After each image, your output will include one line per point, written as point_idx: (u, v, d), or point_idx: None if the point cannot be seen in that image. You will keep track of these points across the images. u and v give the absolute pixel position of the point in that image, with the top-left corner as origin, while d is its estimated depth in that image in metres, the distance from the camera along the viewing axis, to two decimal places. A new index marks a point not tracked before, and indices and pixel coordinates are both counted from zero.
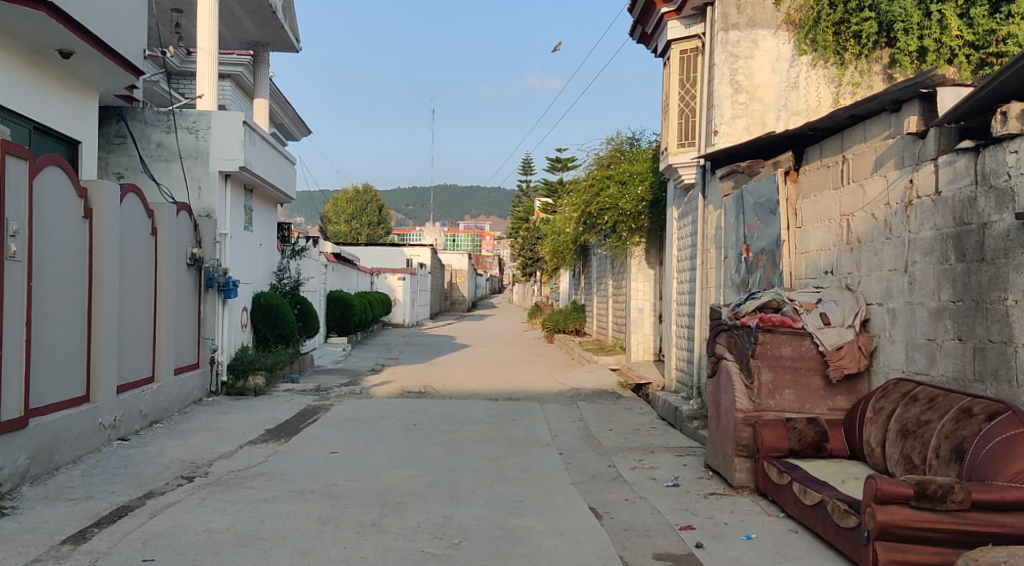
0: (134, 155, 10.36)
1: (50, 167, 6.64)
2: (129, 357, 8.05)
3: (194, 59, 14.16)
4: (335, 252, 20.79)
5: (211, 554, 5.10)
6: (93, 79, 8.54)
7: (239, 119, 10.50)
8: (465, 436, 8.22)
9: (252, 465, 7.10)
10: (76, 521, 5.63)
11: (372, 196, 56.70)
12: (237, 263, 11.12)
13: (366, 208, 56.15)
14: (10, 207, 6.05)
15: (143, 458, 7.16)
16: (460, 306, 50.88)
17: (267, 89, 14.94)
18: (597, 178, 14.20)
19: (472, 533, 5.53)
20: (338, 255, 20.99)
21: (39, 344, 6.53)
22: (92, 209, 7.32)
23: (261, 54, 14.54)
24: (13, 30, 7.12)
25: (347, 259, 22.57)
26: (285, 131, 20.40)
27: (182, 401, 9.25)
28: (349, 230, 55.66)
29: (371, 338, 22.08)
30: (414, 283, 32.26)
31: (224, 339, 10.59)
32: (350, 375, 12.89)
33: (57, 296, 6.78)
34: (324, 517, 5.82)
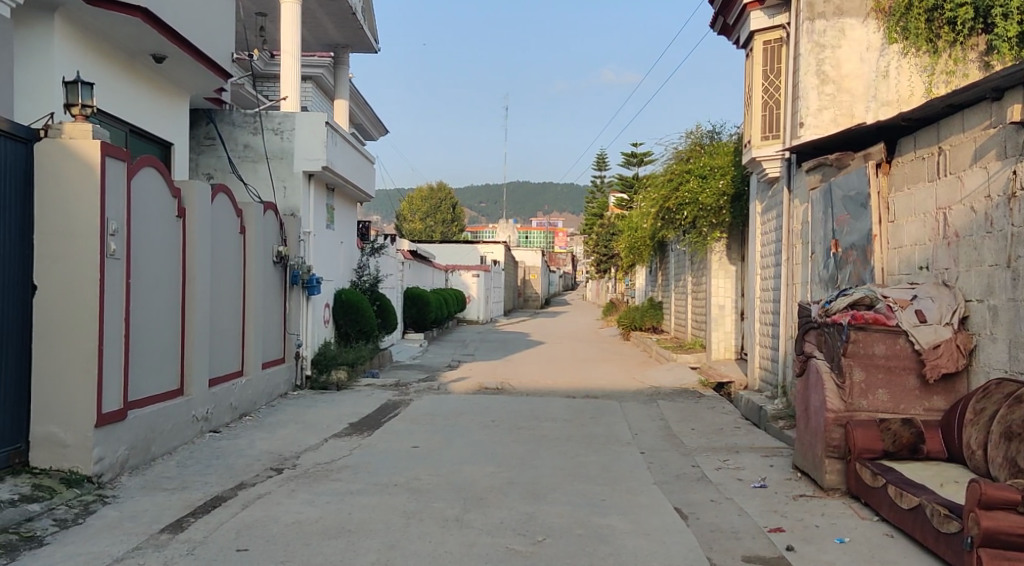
0: (223, 156, 10.72)
1: (147, 168, 6.88)
2: (220, 351, 8.29)
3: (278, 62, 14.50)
4: (411, 249, 21.06)
5: (301, 545, 5.20)
6: (184, 82, 8.80)
7: (321, 119, 10.70)
8: (545, 433, 8.20)
9: (337, 458, 7.23)
10: (173, 510, 5.82)
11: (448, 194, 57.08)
12: (320, 261, 11.35)
13: (439, 207, 56.66)
14: (110, 207, 6.30)
15: (234, 450, 7.36)
16: (534, 303, 51.02)
17: (347, 89, 15.20)
18: (676, 172, 14.02)
19: (556, 531, 5.50)
20: (414, 252, 21.26)
21: (137, 339, 6.77)
22: (186, 209, 7.55)
23: (342, 56, 14.84)
24: (111, 37, 7.40)
25: (423, 256, 22.89)
26: (363, 131, 20.73)
27: (270, 395, 9.50)
28: (423, 229, 56.33)
29: (447, 335, 22.29)
30: (489, 281, 32.33)
31: (309, 335, 10.82)
32: (429, 371, 13.04)
33: (154, 293, 7.03)
34: (409, 510, 5.88)
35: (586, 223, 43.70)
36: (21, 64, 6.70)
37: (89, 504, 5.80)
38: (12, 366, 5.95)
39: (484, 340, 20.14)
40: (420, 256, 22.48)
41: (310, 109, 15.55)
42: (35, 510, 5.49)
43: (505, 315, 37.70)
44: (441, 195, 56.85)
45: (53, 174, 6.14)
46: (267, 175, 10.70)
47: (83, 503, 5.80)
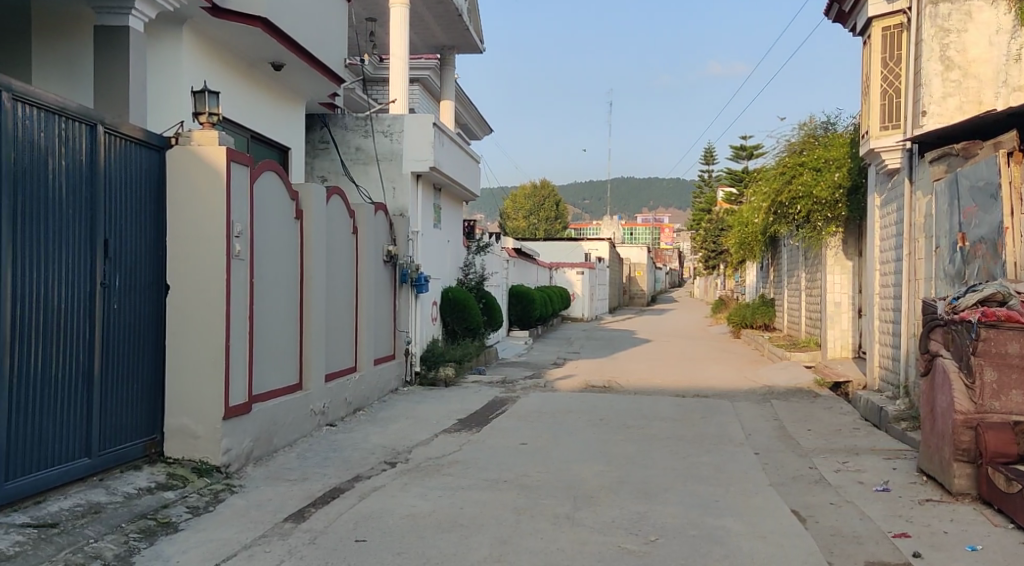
0: (336, 159, 11.12)
1: (268, 173, 7.19)
2: (336, 347, 8.57)
3: (387, 66, 14.88)
4: (516, 247, 21.25)
5: (416, 538, 5.32)
6: (300, 88, 9.13)
7: (429, 120, 10.89)
8: (656, 432, 8.12)
9: (448, 453, 7.36)
10: (295, 500, 6.06)
11: (552, 191, 57.36)
12: (428, 260, 11.59)
13: (543, 204, 56.91)
14: (235, 210, 6.62)
15: (350, 444, 7.60)
16: (640, 301, 50.63)
17: (453, 90, 15.48)
18: (788, 165, 13.67)
19: (668, 531, 5.45)
20: (519, 250, 21.43)
21: (261, 335, 7.09)
22: (303, 211, 7.84)
23: (450, 58, 15.11)
24: (234, 47, 7.76)
25: (529, 254, 23.09)
26: (468, 131, 21.06)
27: (382, 390, 9.77)
28: (527, 227, 56.74)
29: (553, 332, 22.37)
30: (594, 279, 32.27)
31: (418, 332, 11.06)
32: (536, 368, 13.12)
33: (275, 292, 7.33)
34: (520, 507, 5.93)
35: (693, 219, 42.96)
36: (153, 75, 7.11)
37: (218, 493, 6.11)
38: (148, 362, 6.32)
39: (591, 338, 20.09)
40: (525, 255, 22.71)
41: (418, 111, 15.89)
42: (170, 497, 5.82)
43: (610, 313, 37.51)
44: (544, 193, 57.09)
45: (183, 179, 6.48)
46: (378, 177, 10.98)
47: (213, 492, 6.11)
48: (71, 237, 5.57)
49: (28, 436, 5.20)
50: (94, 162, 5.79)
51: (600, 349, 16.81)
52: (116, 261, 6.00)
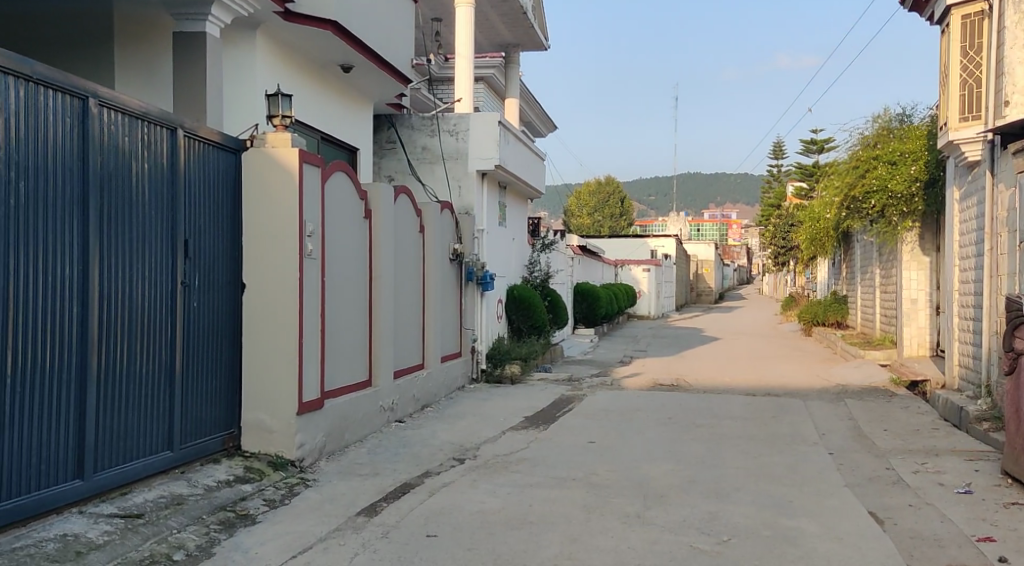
0: (403, 158, 11.25)
1: (338, 173, 7.32)
2: (404, 344, 8.68)
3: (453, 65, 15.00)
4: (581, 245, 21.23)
5: (486, 534, 5.36)
6: (368, 89, 9.27)
7: (495, 118, 10.94)
8: (726, 431, 8.03)
9: (516, 451, 7.40)
10: (367, 495, 6.17)
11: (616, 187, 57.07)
12: (493, 258, 11.66)
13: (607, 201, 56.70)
14: (307, 210, 6.75)
15: (419, 440, 7.70)
16: (707, 298, 50.00)
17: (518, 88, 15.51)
18: (862, 159, 13.35)
19: (741, 531, 5.37)
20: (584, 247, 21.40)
21: (332, 333, 7.23)
22: (372, 211, 7.96)
23: (514, 56, 15.17)
24: (305, 51, 7.92)
25: (594, 252, 23.04)
26: (532, 129, 21.10)
27: (449, 387, 9.86)
28: (591, 224, 56.63)
29: (619, 330, 22.27)
30: (659, 276, 32.01)
31: (483, 330, 11.14)
32: (602, 367, 13.08)
33: (345, 290, 7.46)
34: (589, 505, 5.92)
35: (761, 214, 42.22)
36: (229, 80, 7.31)
37: (293, 486, 6.26)
38: (225, 358, 6.51)
39: (657, 336, 19.94)
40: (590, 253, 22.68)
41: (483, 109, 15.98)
42: (247, 490, 5.99)
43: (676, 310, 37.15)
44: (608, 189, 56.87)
45: (257, 181, 6.66)
46: (444, 176, 11.09)
47: (288, 486, 6.27)
48: (154, 238, 5.77)
49: (115, 430, 5.41)
50: (175, 165, 5.98)
51: (667, 347, 16.66)
52: (196, 261, 6.19)
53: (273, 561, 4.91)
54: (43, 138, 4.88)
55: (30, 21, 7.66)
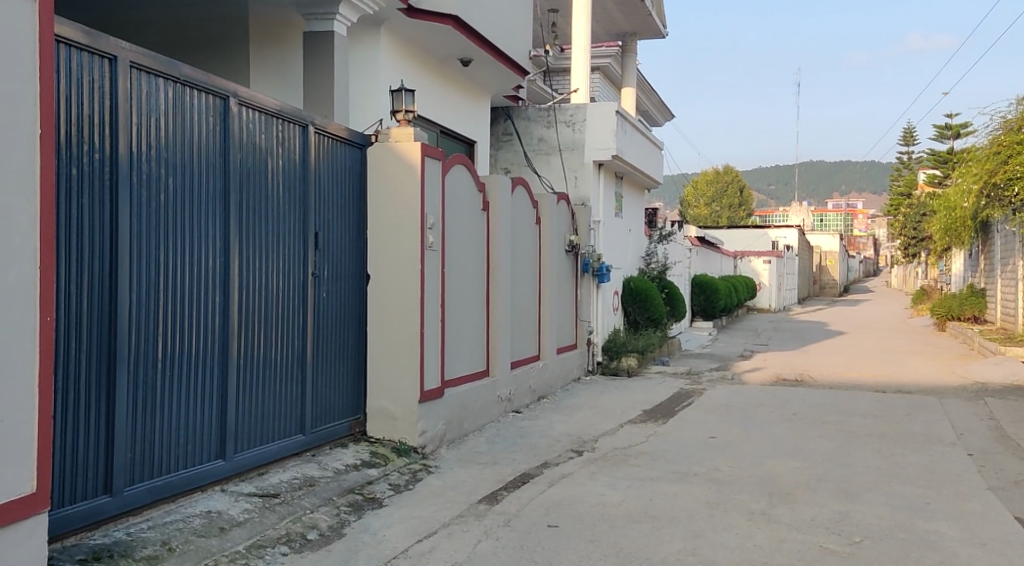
0: (520, 150, 11.30)
1: (458, 166, 7.43)
2: (521, 336, 8.76)
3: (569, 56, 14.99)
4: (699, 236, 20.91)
5: (608, 526, 5.35)
6: (486, 82, 9.37)
7: (612, 108, 10.87)
8: (855, 429, 7.73)
9: (635, 444, 7.35)
10: (488, 483, 6.26)
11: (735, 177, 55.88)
12: (609, 249, 11.59)
13: (726, 191, 55.69)
14: (429, 203, 6.89)
15: (537, 430, 7.76)
16: (832, 290, 48.34)
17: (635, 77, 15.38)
18: (1004, 143, 12.59)
19: (875, 533, 5.18)
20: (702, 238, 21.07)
21: (452, 322, 7.36)
22: (490, 203, 8.06)
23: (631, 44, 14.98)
24: (427, 46, 8.06)
25: (712, 243, 22.65)
26: (648, 118, 20.89)
27: (565, 379, 9.90)
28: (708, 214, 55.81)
29: (738, 323, 21.80)
30: (780, 268, 31.12)
31: (600, 322, 11.13)
32: (722, 360, 12.82)
33: (465, 281, 7.59)
34: (712, 501, 5.83)
35: (888, 203, 40.33)
36: (355, 75, 7.52)
37: (416, 472, 6.42)
38: (352, 346, 6.73)
39: (778, 329, 19.40)
40: (709, 244, 22.30)
41: (599, 99, 15.93)
42: (374, 474, 6.18)
43: (797, 303, 36.02)
44: (728, 178, 55.76)
45: (381, 174, 6.84)
46: (560, 167, 11.10)
47: (412, 471, 6.44)
48: (288, 230, 6.03)
49: (253, 413, 5.69)
50: (307, 160, 6.22)
51: (790, 341, 16.20)
52: (325, 252, 6.43)
53: (400, 543, 5.05)
54: (189, 136, 5.16)
55: (177, 26, 8.14)
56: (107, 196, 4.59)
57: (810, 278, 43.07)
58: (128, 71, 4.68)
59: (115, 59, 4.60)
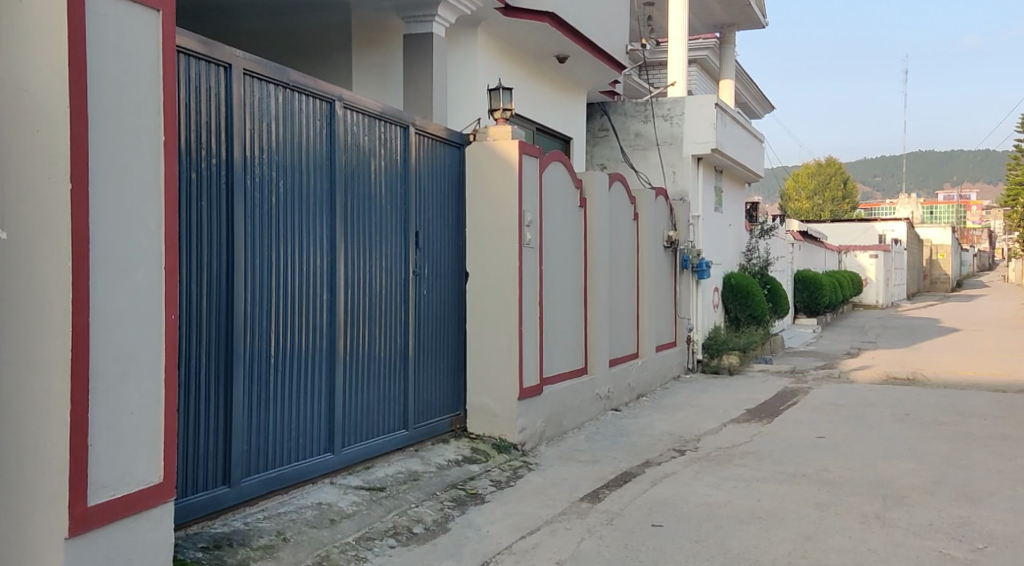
0: (616, 146, 11.26)
1: (555, 163, 7.43)
2: (620, 333, 8.70)
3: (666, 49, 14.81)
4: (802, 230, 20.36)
5: (714, 527, 5.26)
6: (581, 78, 9.36)
7: (712, 100, 10.68)
8: (974, 430, 7.39)
9: (739, 443, 7.21)
10: (590, 481, 6.24)
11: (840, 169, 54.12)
12: (709, 244, 11.41)
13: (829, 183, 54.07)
14: (526, 200, 6.92)
15: (637, 429, 7.69)
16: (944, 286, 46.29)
17: (734, 69, 15.08)
18: None
19: (1000, 539, 4.93)
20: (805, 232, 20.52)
21: (550, 320, 7.37)
22: (588, 199, 8.04)
23: (729, 35, 14.69)
24: (523, 43, 8.10)
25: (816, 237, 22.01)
26: (747, 110, 20.46)
27: (664, 377, 9.78)
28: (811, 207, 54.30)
29: (844, 319, 21.11)
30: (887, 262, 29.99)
31: (700, 319, 10.97)
32: (827, 359, 12.45)
33: (563, 278, 7.59)
34: (822, 503, 5.66)
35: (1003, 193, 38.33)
36: (454, 75, 7.62)
37: (517, 469, 6.45)
38: (452, 343, 6.82)
39: (887, 326, 18.70)
40: (812, 238, 21.68)
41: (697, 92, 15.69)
42: (475, 470, 6.24)
43: (904, 298, 34.60)
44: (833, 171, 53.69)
45: (481, 173, 6.91)
46: (658, 162, 10.99)
47: (513, 468, 6.47)
48: (390, 229, 6.15)
49: (359, 408, 5.83)
50: (408, 159, 6.32)
51: (900, 338, 15.59)
52: (426, 250, 6.53)
53: (504, 539, 5.08)
54: (297, 139, 5.32)
55: (283, 32, 8.40)
56: (224, 197, 4.77)
57: (919, 273, 41.27)
58: (241, 78, 4.86)
59: (229, 67, 4.78)
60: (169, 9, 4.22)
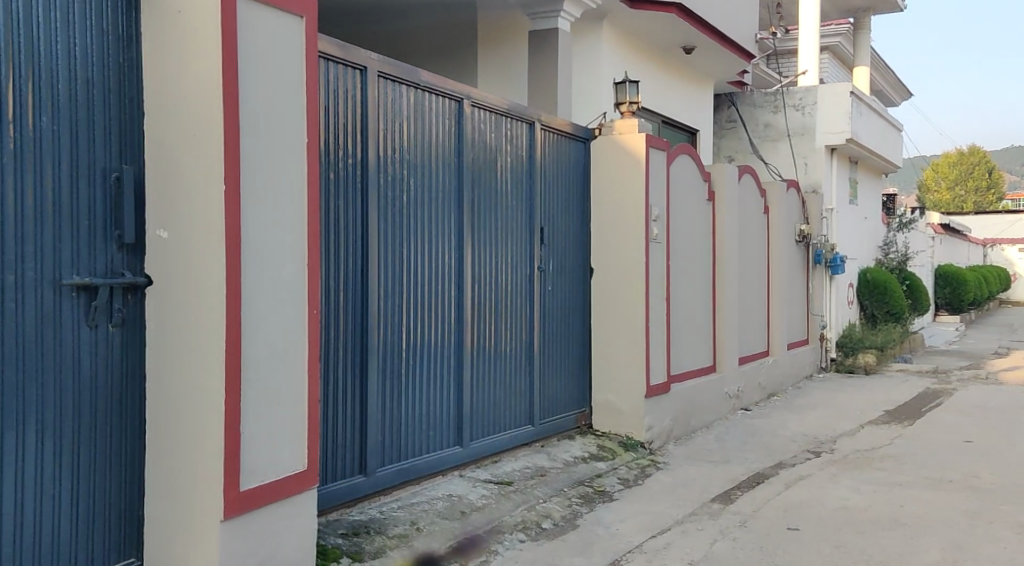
0: (744, 137, 11.36)
1: (683, 156, 7.32)
2: (749, 330, 8.49)
3: (795, 37, 14.38)
4: (942, 223, 19.38)
5: (855, 532, 5.05)
6: (707, 68, 9.20)
7: (846, 89, 10.67)
8: None
9: (879, 446, 6.90)
10: (721, 481, 6.11)
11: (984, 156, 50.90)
12: (844, 236, 11.37)
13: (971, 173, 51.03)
14: (654, 194, 6.83)
15: (769, 429, 7.49)
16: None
17: (869, 55, 14.50)
18: None
19: None
20: (945, 226, 19.50)
21: (678, 317, 7.26)
22: (716, 193, 7.89)
23: (863, 20, 14.13)
24: (650, 36, 8.03)
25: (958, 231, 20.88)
26: (881, 98, 19.61)
27: (795, 376, 9.48)
28: (951, 198, 51.40)
29: (989, 317, 19.92)
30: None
31: (833, 316, 10.65)
32: (973, 358, 11.77)
33: (691, 274, 7.46)
34: (973, 511, 5.34)
35: None
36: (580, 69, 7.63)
37: (645, 468, 6.38)
38: (578, 339, 6.81)
39: None
40: (954, 232, 20.57)
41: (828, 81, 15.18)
42: (602, 468, 6.21)
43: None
44: (975, 159, 50.77)
45: (607, 168, 6.87)
46: (789, 153, 11.04)
47: (641, 466, 6.40)
48: (516, 225, 6.20)
49: (486, 402, 5.91)
50: (534, 155, 6.35)
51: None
52: (551, 246, 6.55)
53: (635, 538, 5.04)
54: (428, 138, 5.43)
55: (412, 34, 8.62)
56: (359, 196, 4.91)
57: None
58: (376, 80, 4.99)
59: (364, 69, 4.91)
60: (311, 15, 4.37)
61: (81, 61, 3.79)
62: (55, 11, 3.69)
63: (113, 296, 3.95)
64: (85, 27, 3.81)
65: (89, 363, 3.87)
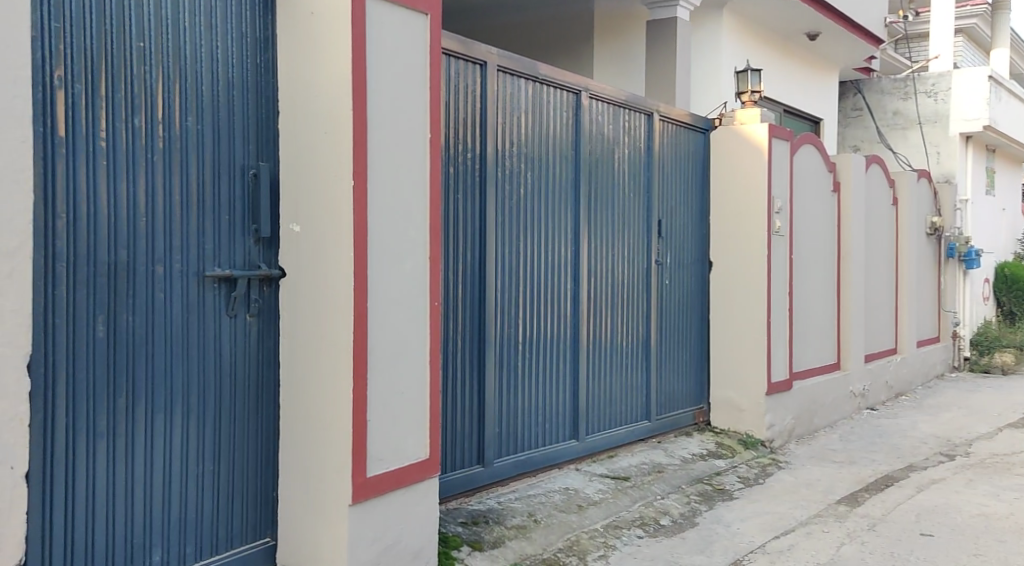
0: (874, 127, 12.24)
1: (807, 146, 7.09)
2: (875, 327, 8.18)
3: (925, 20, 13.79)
4: None
5: (994, 541, 4.78)
6: (826, 47, 9.09)
7: (984, 77, 11.45)
8: None
9: (1019, 451, 6.51)
10: (847, 483, 5.90)
11: None
12: (974, 221, 11.80)
13: None
14: (776, 186, 6.65)
15: (897, 430, 7.19)
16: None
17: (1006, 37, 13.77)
18: None
19: None
20: None
21: (801, 312, 7.05)
22: (841, 183, 7.63)
23: None
24: (771, 21, 8.05)
25: None
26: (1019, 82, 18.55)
27: (925, 375, 9.07)
28: None
29: None
30: None
31: (966, 312, 10.22)
32: None
33: (815, 268, 7.23)
34: None
35: None
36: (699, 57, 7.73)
37: (766, 467, 6.22)
38: (695, 334, 6.71)
39: None
40: None
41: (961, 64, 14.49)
42: (722, 465, 6.09)
43: None
44: None
45: (728, 159, 6.73)
46: (920, 142, 11.86)
47: (762, 465, 6.25)
48: (633, 218, 6.15)
49: (603, 396, 5.89)
50: (652, 147, 6.28)
51: None
52: (668, 239, 6.46)
53: (757, 538, 4.92)
54: (546, 131, 5.43)
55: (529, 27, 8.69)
56: (478, 190, 4.97)
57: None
58: (495, 75, 5.03)
59: (484, 64, 4.96)
60: (435, 13, 4.45)
61: (223, 63, 3.97)
62: (200, 16, 3.88)
63: (250, 287, 4.15)
64: (227, 30, 3.99)
65: (229, 350, 4.08)
